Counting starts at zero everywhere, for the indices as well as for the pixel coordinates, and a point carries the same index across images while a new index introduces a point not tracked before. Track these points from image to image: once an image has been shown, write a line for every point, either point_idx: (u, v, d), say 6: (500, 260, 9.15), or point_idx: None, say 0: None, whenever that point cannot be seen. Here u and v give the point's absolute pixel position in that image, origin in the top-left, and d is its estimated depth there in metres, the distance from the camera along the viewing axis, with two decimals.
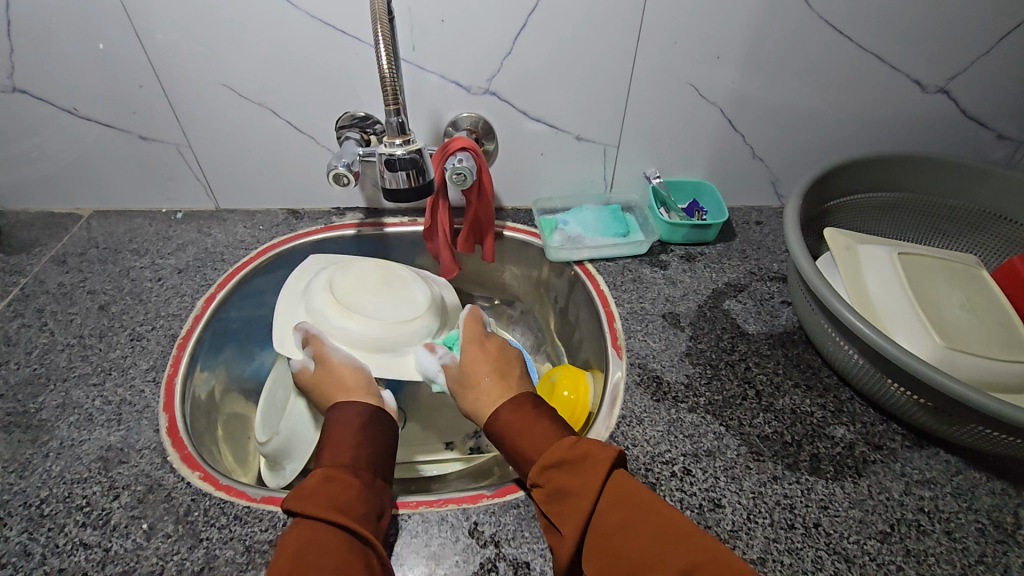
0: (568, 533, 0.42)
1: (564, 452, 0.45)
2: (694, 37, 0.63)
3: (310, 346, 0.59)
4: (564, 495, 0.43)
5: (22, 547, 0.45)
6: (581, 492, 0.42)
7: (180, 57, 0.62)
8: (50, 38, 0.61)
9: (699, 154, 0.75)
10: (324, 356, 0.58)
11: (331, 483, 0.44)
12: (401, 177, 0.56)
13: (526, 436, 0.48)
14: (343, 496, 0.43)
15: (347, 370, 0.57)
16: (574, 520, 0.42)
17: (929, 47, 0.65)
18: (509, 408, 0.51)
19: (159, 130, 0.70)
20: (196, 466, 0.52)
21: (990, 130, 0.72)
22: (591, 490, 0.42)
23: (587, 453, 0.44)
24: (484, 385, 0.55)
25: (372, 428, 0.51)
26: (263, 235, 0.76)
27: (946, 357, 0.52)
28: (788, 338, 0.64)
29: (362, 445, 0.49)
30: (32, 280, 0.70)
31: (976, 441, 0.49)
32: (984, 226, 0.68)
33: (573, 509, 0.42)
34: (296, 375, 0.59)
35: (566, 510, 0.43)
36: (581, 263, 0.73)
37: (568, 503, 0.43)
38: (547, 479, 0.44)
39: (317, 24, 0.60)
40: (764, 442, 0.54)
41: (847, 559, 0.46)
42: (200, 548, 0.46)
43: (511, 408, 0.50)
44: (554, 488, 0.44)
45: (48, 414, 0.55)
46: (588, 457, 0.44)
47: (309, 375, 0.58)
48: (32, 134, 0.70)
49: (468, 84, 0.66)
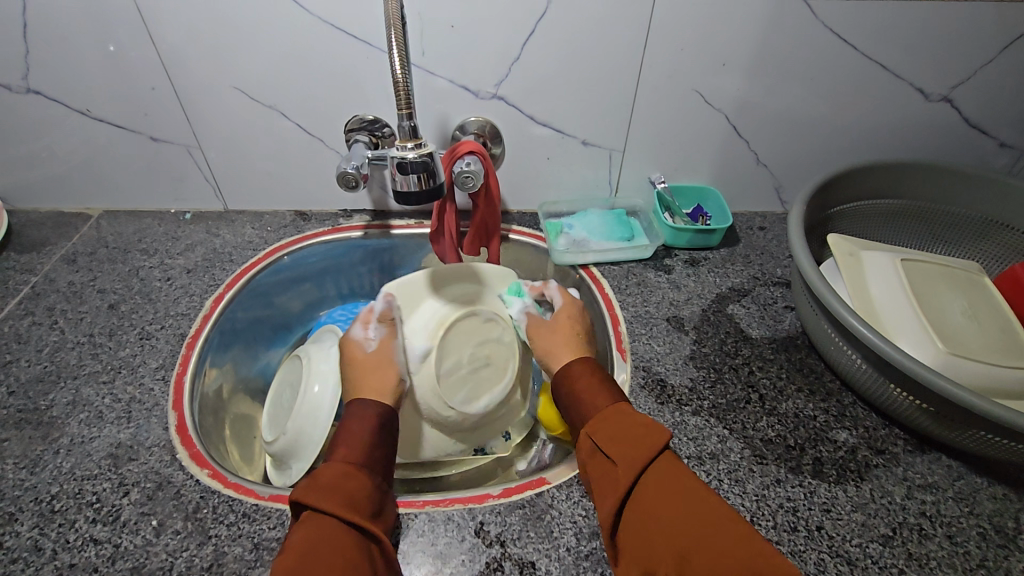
0: (621, 471, 0.43)
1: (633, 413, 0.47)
2: (701, 44, 0.64)
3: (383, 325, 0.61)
4: (626, 438, 0.45)
5: (34, 542, 0.46)
6: (643, 441, 0.44)
7: (194, 60, 0.63)
8: (66, 40, 0.62)
9: (704, 160, 0.76)
10: (387, 344, 0.60)
11: (348, 481, 0.44)
12: (412, 180, 0.55)
13: (593, 391, 0.51)
14: (357, 495, 0.43)
15: (391, 368, 0.58)
16: (635, 461, 0.43)
17: (932, 56, 0.65)
18: (584, 363, 0.54)
19: (170, 132, 0.70)
20: (205, 464, 0.53)
21: (993, 138, 0.73)
22: (653, 445, 0.43)
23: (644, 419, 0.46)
24: (568, 340, 0.59)
25: (386, 432, 0.51)
26: (270, 237, 0.77)
27: (949, 363, 0.53)
28: (791, 343, 0.64)
29: (377, 445, 0.49)
30: (42, 278, 0.71)
31: (979, 446, 0.50)
32: (986, 234, 0.69)
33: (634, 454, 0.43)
34: (348, 343, 0.59)
35: (627, 451, 0.44)
36: (586, 267, 0.74)
37: (628, 445, 0.44)
38: (618, 421, 0.46)
39: (329, 28, 0.61)
40: (768, 445, 0.54)
41: (849, 562, 0.46)
42: (209, 545, 0.46)
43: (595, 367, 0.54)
44: (618, 433, 0.45)
45: (59, 411, 0.56)
46: (649, 423, 0.46)
47: (360, 353, 0.58)
48: (45, 134, 0.70)
49: (476, 89, 0.67)
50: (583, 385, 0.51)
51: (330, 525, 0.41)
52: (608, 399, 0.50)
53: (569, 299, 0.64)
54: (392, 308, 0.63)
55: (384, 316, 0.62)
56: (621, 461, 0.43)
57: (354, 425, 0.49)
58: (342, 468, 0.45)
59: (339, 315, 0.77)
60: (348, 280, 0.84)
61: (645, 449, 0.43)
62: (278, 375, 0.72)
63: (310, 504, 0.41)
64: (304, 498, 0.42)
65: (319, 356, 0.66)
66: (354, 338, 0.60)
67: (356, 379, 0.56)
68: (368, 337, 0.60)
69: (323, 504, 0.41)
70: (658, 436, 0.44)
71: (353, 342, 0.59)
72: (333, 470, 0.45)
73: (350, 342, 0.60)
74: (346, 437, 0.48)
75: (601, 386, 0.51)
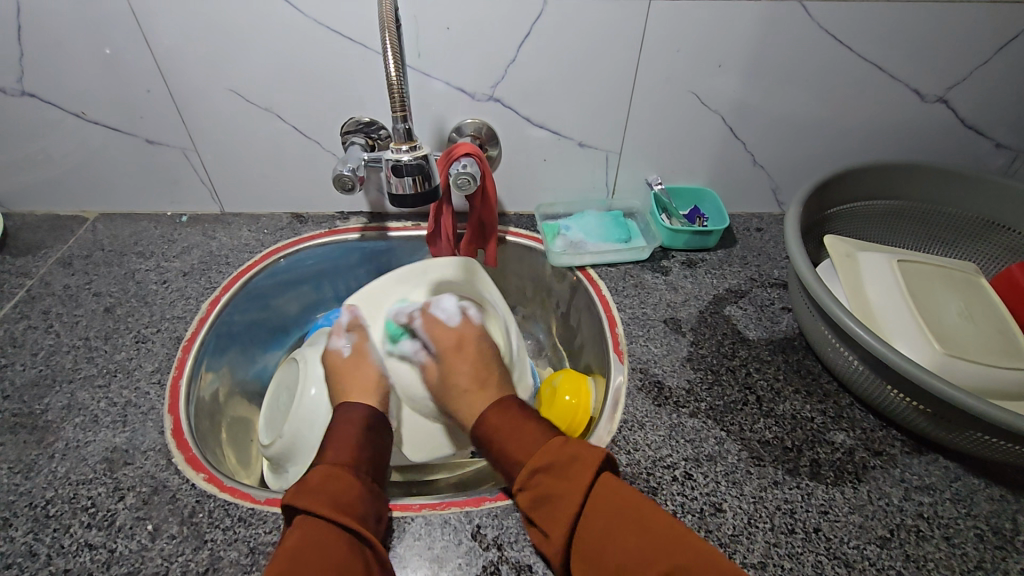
0: (554, 540, 0.43)
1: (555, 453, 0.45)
2: (696, 45, 0.64)
3: (353, 333, 0.62)
4: (552, 497, 0.44)
5: (28, 547, 0.46)
6: (567, 493, 0.43)
7: (189, 62, 0.63)
8: (60, 43, 0.61)
9: (701, 162, 0.76)
10: (362, 344, 0.61)
11: (333, 482, 0.44)
12: (407, 183, 0.56)
13: (516, 437, 0.48)
14: (343, 495, 0.44)
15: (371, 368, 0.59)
16: (565, 515, 0.42)
17: (928, 57, 0.65)
18: (496, 409, 0.51)
19: (165, 134, 0.70)
20: (200, 468, 0.52)
21: (989, 139, 0.73)
22: (579, 490, 0.42)
23: (576, 452, 0.45)
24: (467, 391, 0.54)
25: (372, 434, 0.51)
26: (267, 239, 0.77)
27: (946, 364, 0.53)
28: (788, 344, 0.64)
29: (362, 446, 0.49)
30: (37, 281, 0.70)
31: (976, 448, 0.50)
32: (983, 234, 0.69)
33: (560, 514, 0.43)
34: (327, 355, 0.60)
35: (552, 516, 0.43)
36: (583, 269, 0.74)
37: (555, 507, 0.43)
38: (536, 481, 0.44)
39: (324, 31, 0.61)
40: (765, 447, 0.54)
41: (847, 564, 0.46)
42: (205, 549, 0.46)
43: (501, 412, 0.51)
44: (542, 490, 0.44)
45: (54, 416, 0.56)
46: (578, 454, 0.44)
47: (338, 360, 0.59)
48: (41, 137, 0.70)
49: (472, 91, 0.67)
50: (509, 435, 0.49)
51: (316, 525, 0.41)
52: (538, 437, 0.48)
53: (462, 321, 0.60)
54: (358, 317, 0.63)
55: (353, 325, 0.62)
56: (552, 528, 0.43)
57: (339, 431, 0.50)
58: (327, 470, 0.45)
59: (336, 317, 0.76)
60: (346, 281, 0.83)
61: (582, 476, 0.43)
62: (275, 378, 0.72)
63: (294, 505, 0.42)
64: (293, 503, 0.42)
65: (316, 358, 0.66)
66: (331, 350, 0.60)
67: (341, 383, 0.57)
68: (343, 347, 0.61)
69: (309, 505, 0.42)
70: (591, 458, 0.44)
71: (330, 354, 0.60)
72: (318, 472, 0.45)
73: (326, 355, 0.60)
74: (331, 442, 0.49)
75: (520, 428, 0.49)
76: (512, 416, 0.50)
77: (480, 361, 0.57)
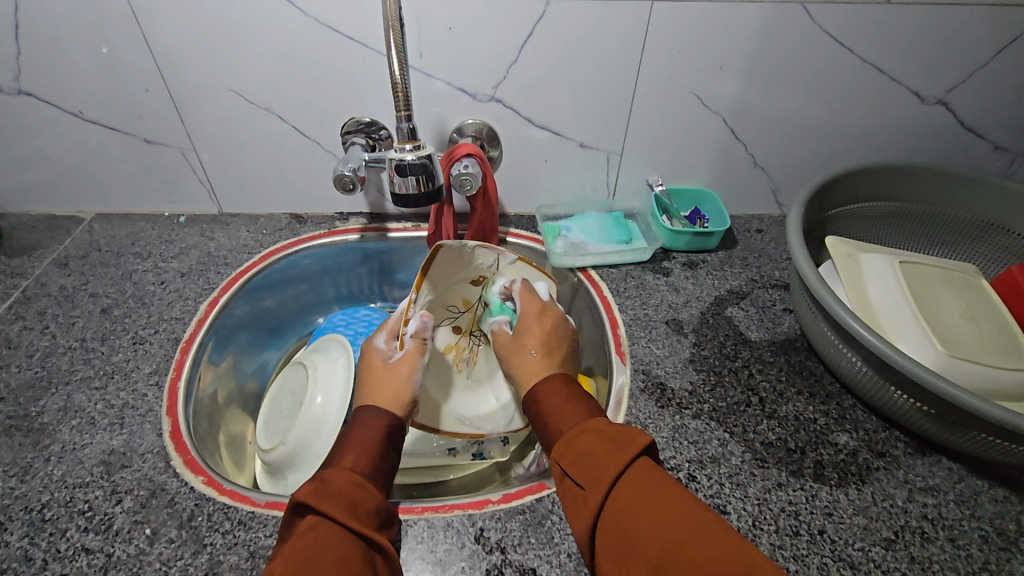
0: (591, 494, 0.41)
1: (606, 424, 0.46)
2: (699, 47, 0.64)
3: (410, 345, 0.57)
4: (591, 457, 0.43)
5: (23, 552, 0.45)
6: (614, 456, 0.42)
7: (186, 61, 0.63)
8: (58, 41, 0.61)
9: (702, 164, 0.76)
10: (410, 358, 0.56)
11: (353, 488, 0.43)
12: (410, 183, 0.55)
13: (564, 408, 0.49)
14: (362, 503, 0.42)
15: (407, 380, 0.54)
16: (603, 477, 0.41)
17: (927, 61, 0.66)
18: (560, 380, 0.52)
19: (164, 133, 0.70)
20: (199, 471, 0.52)
21: (987, 142, 0.73)
22: (626, 454, 0.42)
23: (619, 431, 0.45)
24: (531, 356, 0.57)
25: (392, 446, 0.49)
26: (266, 240, 0.76)
27: (949, 365, 0.53)
28: (790, 346, 0.64)
29: (381, 456, 0.47)
30: (33, 282, 0.70)
31: (980, 449, 0.50)
32: (983, 236, 0.69)
33: (601, 469, 0.42)
34: (371, 351, 0.57)
35: (592, 472, 0.42)
36: (584, 270, 0.74)
37: (596, 461, 0.43)
38: (583, 439, 0.45)
39: (324, 29, 0.60)
40: (768, 449, 0.54)
41: (851, 566, 0.46)
42: (204, 553, 0.45)
43: (560, 380, 0.52)
44: (585, 450, 0.44)
45: (50, 418, 0.55)
46: (618, 438, 0.44)
47: (377, 363, 0.56)
48: (38, 136, 0.69)
49: (473, 91, 0.67)
50: (556, 403, 0.50)
51: (328, 529, 0.39)
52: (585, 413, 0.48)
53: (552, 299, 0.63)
54: (425, 329, 0.59)
55: (413, 333, 0.58)
56: (590, 484, 0.42)
57: (358, 433, 0.48)
58: (348, 473, 0.44)
59: (340, 320, 0.77)
60: (347, 282, 0.83)
61: (626, 447, 0.43)
62: (275, 380, 0.72)
63: (310, 502, 0.40)
64: (316, 503, 0.40)
65: (325, 366, 0.66)
66: (378, 348, 0.57)
67: (372, 382, 0.54)
68: (393, 348, 0.57)
69: (328, 506, 0.40)
70: (636, 441, 0.43)
71: (375, 351, 0.57)
72: (339, 477, 0.43)
73: (372, 351, 0.57)
74: (348, 445, 0.47)
75: (570, 401, 0.50)
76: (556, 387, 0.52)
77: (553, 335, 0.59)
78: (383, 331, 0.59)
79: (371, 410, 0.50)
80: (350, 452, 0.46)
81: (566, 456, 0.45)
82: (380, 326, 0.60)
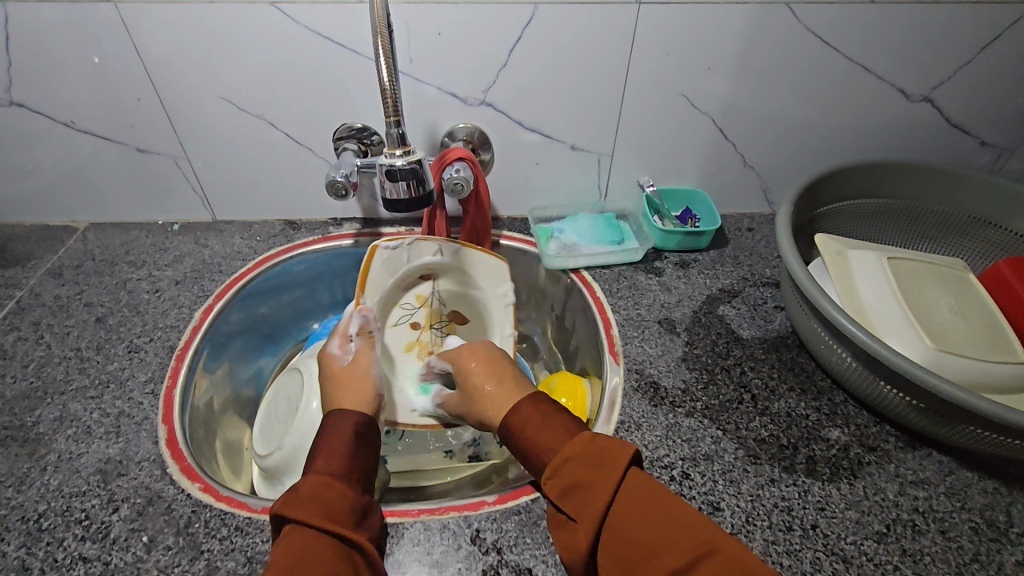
0: (585, 526, 0.41)
1: (585, 446, 0.43)
2: (687, 48, 0.64)
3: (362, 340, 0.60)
4: (581, 488, 0.42)
5: (21, 562, 0.45)
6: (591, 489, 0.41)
7: (179, 71, 0.63)
8: (49, 53, 0.61)
9: (691, 164, 0.77)
10: (364, 357, 0.58)
11: (328, 491, 0.43)
12: (401, 187, 0.55)
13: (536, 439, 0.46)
14: (337, 503, 0.42)
15: (366, 378, 0.56)
16: (594, 509, 0.41)
17: (912, 60, 0.67)
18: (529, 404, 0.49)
19: (156, 142, 0.70)
20: (195, 478, 0.52)
21: (975, 138, 0.74)
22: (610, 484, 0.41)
23: (602, 448, 0.43)
24: (489, 393, 0.53)
25: (366, 443, 0.49)
26: (260, 246, 0.77)
27: (937, 359, 0.53)
28: (781, 342, 0.65)
29: (357, 456, 0.47)
30: (27, 293, 0.70)
31: (970, 442, 0.50)
32: (972, 231, 0.70)
33: (590, 506, 0.41)
34: (324, 361, 0.58)
35: (582, 504, 0.42)
36: (577, 271, 0.74)
37: (584, 498, 0.42)
38: (564, 474, 0.43)
39: (316, 37, 0.61)
40: (761, 445, 0.54)
41: (844, 560, 0.46)
42: (201, 560, 0.46)
43: (528, 404, 0.49)
44: (571, 482, 0.42)
45: (46, 428, 0.55)
46: (605, 450, 0.42)
47: (335, 367, 0.57)
48: (29, 148, 0.70)
49: (464, 96, 0.67)
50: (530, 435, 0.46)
51: (305, 534, 0.39)
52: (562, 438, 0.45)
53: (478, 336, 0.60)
54: (368, 322, 0.61)
55: (359, 330, 0.60)
56: (581, 518, 0.41)
57: (333, 436, 0.48)
58: (321, 477, 0.44)
59: (334, 325, 0.77)
60: (342, 287, 0.83)
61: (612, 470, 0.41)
62: (270, 387, 0.72)
63: (285, 511, 0.40)
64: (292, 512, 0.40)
65: (319, 370, 0.66)
66: (331, 353, 0.58)
67: (335, 389, 0.55)
68: (347, 350, 0.59)
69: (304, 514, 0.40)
70: (620, 459, 0.41)
71: (330, 356, 0.58)
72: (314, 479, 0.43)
73: (328, 357, 0.58)
74: (322, 448, 0.47)
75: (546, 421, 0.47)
76: (525, 412, 0.48)
77: (496, 361, 0.57)
78: (331, 334, 0.61)
79: (342, 413, 0.50)
80: (324, 455, 0.46)
81: (553, 488, 0.43)
82: (330, 332, 0.61)
